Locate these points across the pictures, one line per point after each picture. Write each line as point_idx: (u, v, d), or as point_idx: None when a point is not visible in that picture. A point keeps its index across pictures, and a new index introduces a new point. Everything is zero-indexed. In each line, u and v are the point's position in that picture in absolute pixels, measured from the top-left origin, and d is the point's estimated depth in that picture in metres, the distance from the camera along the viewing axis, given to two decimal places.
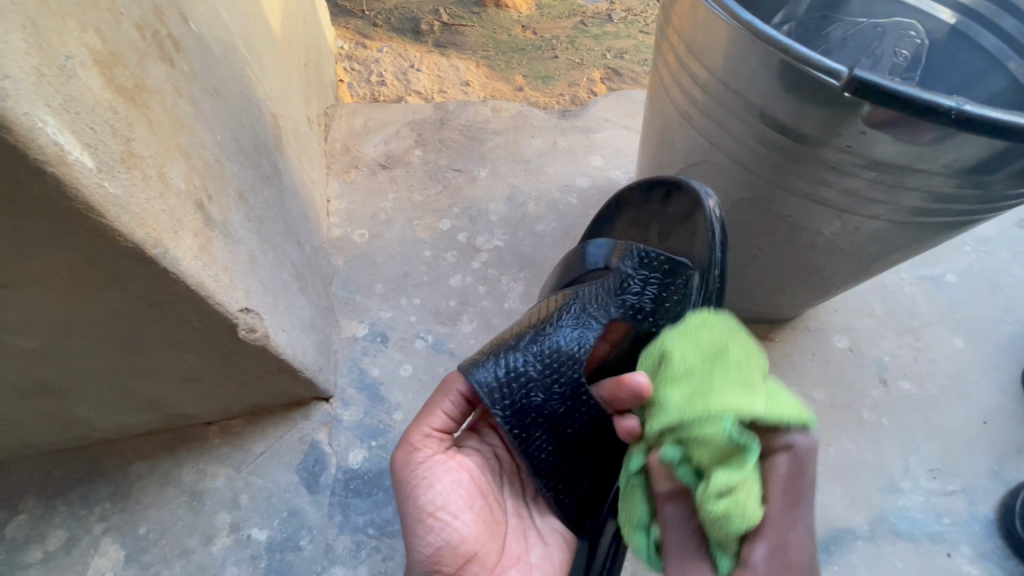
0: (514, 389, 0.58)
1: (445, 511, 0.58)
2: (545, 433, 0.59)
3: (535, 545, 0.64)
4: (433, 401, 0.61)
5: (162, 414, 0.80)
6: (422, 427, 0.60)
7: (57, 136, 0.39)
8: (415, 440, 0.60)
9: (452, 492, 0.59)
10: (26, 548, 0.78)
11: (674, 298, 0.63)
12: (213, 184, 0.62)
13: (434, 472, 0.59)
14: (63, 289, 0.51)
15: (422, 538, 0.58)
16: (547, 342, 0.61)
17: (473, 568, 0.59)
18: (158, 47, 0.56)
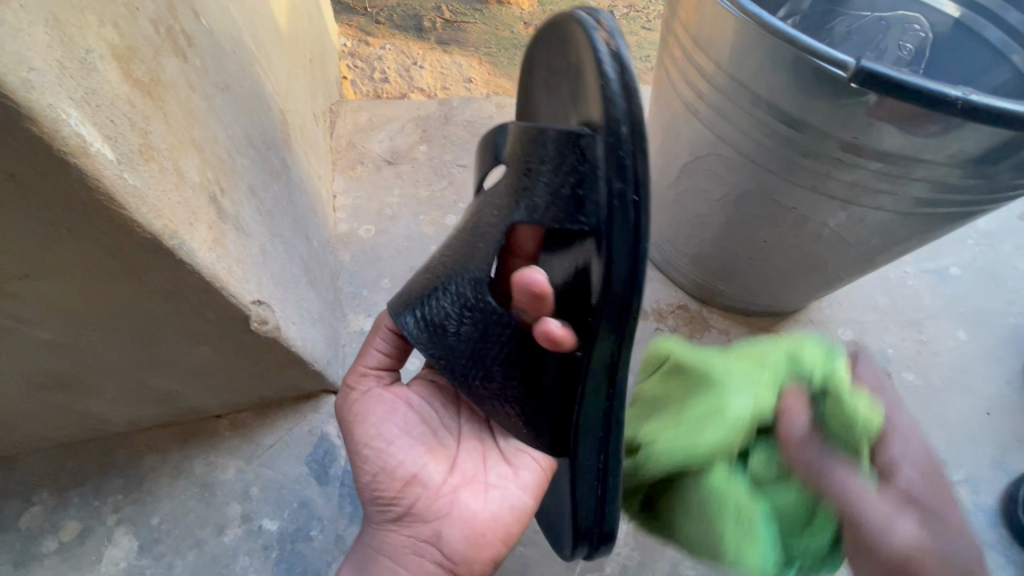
0: (435, 326, 0.55)
1: (380, 437, 0.61)
2: (472, 364, 0.53)
3: (492, 467, 0.63)
4: (368, 339, 0.66)
5: (172, 407, 0.81)
6: (357, 364, 0.65)
7: (79, 128, 0.40)
8: (354, 378, 0.65)
9: (384, 418, 0.62)
10: (41, 539, 0.79)
11: (583, 180, 0.44)
12: (226, 178, 0.63)
13: (371, 400, 0.63)
14: (82, 281, 0.52)
15: (364, 466, 0.61)
16: (458, 265, 0.55)
17: (416, 490, 0.60)
18: (172, 42, 0.57)
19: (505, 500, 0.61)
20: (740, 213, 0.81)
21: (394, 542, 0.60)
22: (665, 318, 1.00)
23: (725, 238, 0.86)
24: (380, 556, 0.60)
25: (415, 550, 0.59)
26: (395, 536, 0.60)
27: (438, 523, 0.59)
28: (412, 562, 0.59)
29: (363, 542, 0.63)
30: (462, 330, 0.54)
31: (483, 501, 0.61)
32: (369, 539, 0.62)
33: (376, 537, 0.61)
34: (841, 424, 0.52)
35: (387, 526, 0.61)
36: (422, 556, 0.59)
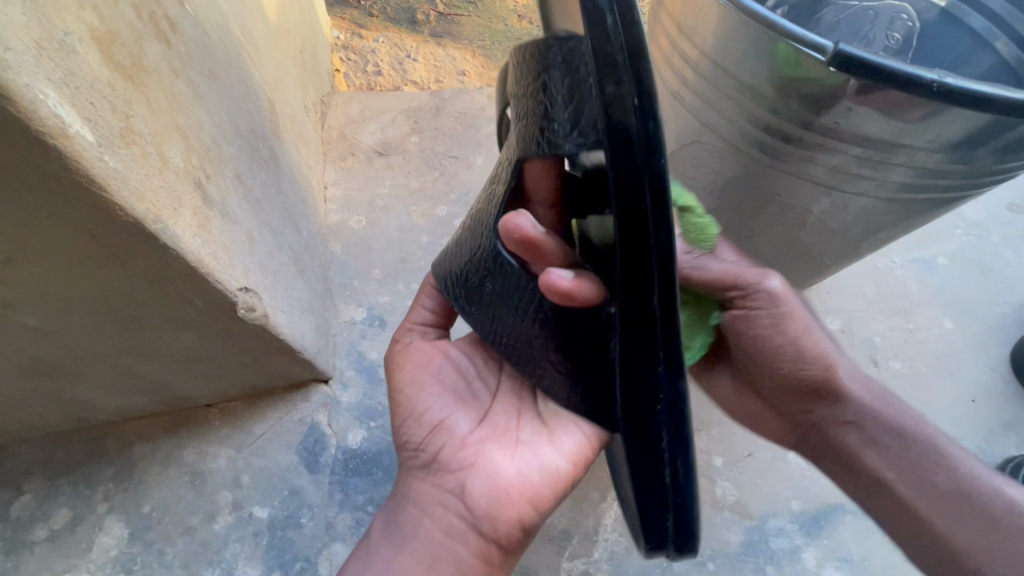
0: (472, 291, 0.58)
1: (413, 384, 0.64)
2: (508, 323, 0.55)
3: (525, 428, 0.63)
4: (417, 298, 0.71)
5: (162, 395, 0.81)
6: (406, 322, 0.70)
7: (57, 109, 0.40)
8: (400, 332, 0.70)
9: (419, 367, 0.65)
10: (32, 527, 0.79)
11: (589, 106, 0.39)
12: (211, 165, 0.63)
13: (410, 350, 0.67)
14: (67, 265, 0.53)
15: (398, 411, 0.64)
16: (485, 220, 0.56)
17: (442, 437, 0.61)
18: (155, 28, 0.57)
19: (535, 458, 0.60)
20: (727, 201, 0.81)
21: (420, 493, 0.61)
22: None
23: None
24: (406, 501, 0.61)
25: (440, 500, 0.59)
26: (420, 485, 0.61)
27: (464, 472, 0.59)
28: (435, 514, 0.59)
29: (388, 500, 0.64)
30: (488, 287, 0.56)
31: (512, 457, 0.60)
32: (397, 491, 0.63)
33: (405, 485, 0.63)
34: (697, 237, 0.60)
35: (413, 476, 0.62)
36: (444, 509, 0.59)
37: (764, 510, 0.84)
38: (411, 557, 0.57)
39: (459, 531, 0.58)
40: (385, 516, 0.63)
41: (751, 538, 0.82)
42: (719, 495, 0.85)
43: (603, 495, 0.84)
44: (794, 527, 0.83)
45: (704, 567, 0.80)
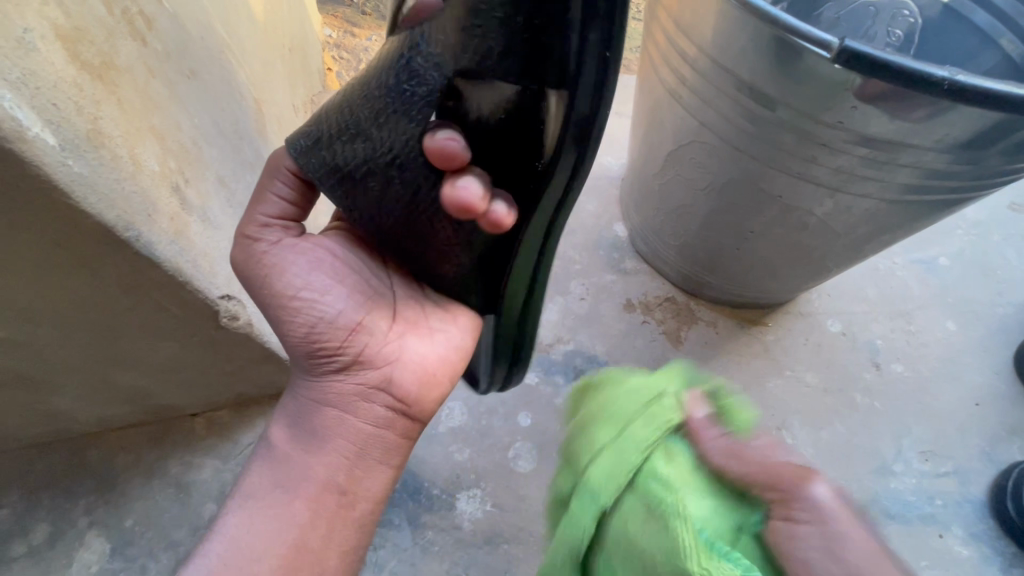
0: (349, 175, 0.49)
1: (309, 289, 0.55)
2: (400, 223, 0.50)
3: (435, 315, 0.60)
4: (257, 191, 0.54)
5: (143, 405, 0.78)
6: (243, 223, 0.55)
7: (15, 111, 0.38)
8: (251, 231, 0.54)
9: (307, 272, 0.55)
10: (10, 542, 0.77)
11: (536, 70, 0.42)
12: (190, 168, 0.60)
13: (282, 259, 0.55)
14: (33, 274, 0.50)
15: (291, 319, 0.55)
16: (364, 101, 0.48)
17: (361, 338, 0.57)
18: (129, 25, 0.54)
19: (446, 339, 0.60)
20: (726, 202, 0.79)
21: (336, 394, 0.57)
22: (652, 311, 0.98)
23: (710, 228, 0.85)
24: (324, 406, 0.57)
25: (361, 396, 0.57)
26: (337, 387, 0.57)
27: (388, 367, 0.58)
28: (359, 410, 0.57)
29: (284, 403, 0.60)
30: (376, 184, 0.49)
31: (428, 345, 0.59)
32: (301, 394, 0.59)
33: (310, 391, 0.58)
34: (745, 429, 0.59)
35: (322, 381, 0.58)
36: (369, 402, 0.58)
37: None
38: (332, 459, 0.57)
39: (385, 418, 0.58)
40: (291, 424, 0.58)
41: None
42: None
43: None
44: None
45: None
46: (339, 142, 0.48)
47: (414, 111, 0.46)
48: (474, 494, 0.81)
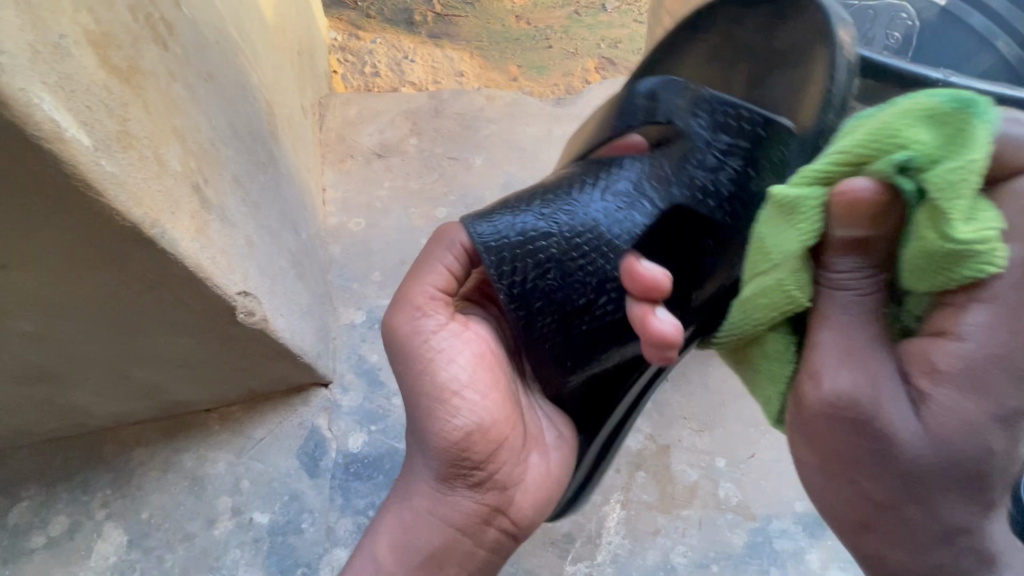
0: (528, 265, 0.51)
1: (472, 391, 0.53)
2: (553, 323, 0.52)
3: (549, 426, 0.59)
4: (429, 265, 0.54)
5: (159, 401, 0.80)
6: (410, 296, 0.54)
7: (53, 113, 0.40)
8: (421, 302, 0.54)
9: (464, 367, 0.53)
10: (30, 534, 0.79)
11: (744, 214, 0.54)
12: (209, 168, 0.62)
13: (451, 348, 0.54)
14: (61, 270, 0.52)
15: (446, 421, 0.53)
16: (562, 201, 0.53)
17: (501, 455, 0.55)
18: (151, 30, 0.56)
19: (554, 461, 0.59)
20: None
21: (456, 514, 0.55)
22: None
23: None
24: (444, 522, 0.55)
25: (481, 517, 0.56)
26: (456, 505, 0.55)
27: (511, 489, 0.56)
28: (473, 531, 0.56)
29: (391, 500, 0.58)
30: (546, 284, 0.52)
31: (545, 462, 0.58)
32: (413, 499, 0.56)
33: (425, 501, 0.56)
34: (925, 265, 0.42)
35: (444, 490, 0.55)
36: (483, 527, 0.56)
37: (767, 511, 0.81)
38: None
39: (495, 538, 0.57)
40: (398, 538, 0.56)
41: (754, 540, 0.80)
42: (722, 497, 0.82)
43: (605, 497, 0.82)
44: (797, 528, 0.80)
45: (708, 569, 0.78)
46: (528, 241, 0.52)
47: (618, 220, 0.52)
48: None
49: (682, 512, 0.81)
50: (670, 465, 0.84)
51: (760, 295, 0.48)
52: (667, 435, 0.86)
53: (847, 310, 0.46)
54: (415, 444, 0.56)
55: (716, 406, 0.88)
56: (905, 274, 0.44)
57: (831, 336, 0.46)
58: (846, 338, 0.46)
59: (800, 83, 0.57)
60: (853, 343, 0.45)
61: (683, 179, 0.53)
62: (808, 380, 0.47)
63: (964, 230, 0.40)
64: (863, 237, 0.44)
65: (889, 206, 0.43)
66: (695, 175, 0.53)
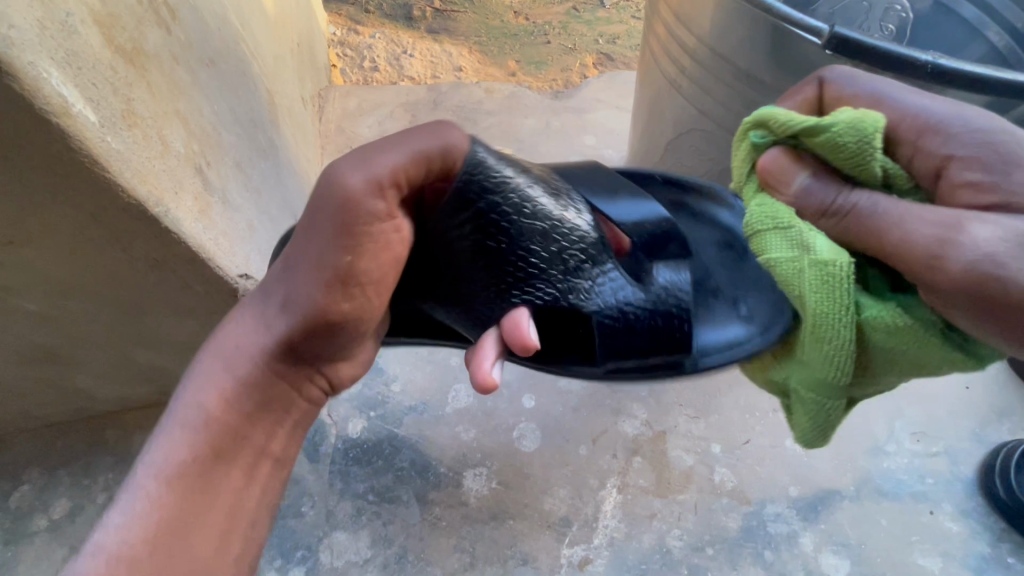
0: (471, 241, 0.51)
1: (370, 288, 0.50)
2: (451, 293, 0.54)
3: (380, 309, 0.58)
4: (418, 150, 0.47)
5: (162, 385, 0.81)
6: (377, 165, 0.46)
7: (60, 88, 0.41)
8: (382, 180, 0.46)
9: (380, 265, 0.49)
10: (32, 517, 0.79)
11: (608, 344, 0.51)
12: (211, 151, 0.63)
13: (382, 241, 0.49)
14: (66, 247, 0.53)
15: (336, 302, 0.49)
16: (530, 230, 0.51)
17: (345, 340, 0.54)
18: (155, 14, 0.57)
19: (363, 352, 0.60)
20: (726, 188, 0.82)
21: (285, 372, 0.53)
22: None
23: None
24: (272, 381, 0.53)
25: (302, 381, 0.55)
26: (288, 366, 0.53)
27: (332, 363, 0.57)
28: (295, 385, 0.55)
29: (219, 347, 0.51)
30: (464, 266, 0.53)
31: (361, 349, 0.59)
32: (248, 345, 0.51)
33: (266, 351, 0.51)
34: (846, 152, 0.46)
35: (280, 353, 0.51)
36: (306, 385, 0.56)
37: (761, 496, 0.82)
38: (265, 427, 0.54)
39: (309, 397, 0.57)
40: (234, 385, 0.51)
41: (749, 524, 0.80)
42: (717, 482, 0.83)
43: (602, 482, 0.83)
44: (791, 512, 0.81)
45: (704, 552, 0.79)
46: (483, 230, 0.51)
47: (553, 275, 0.52)
48: (481, 472, 0.84)
49: (677, 496, 0.82)
50: (667, 450, 0.85)
51: (814, 301, 0.47)
52: (664, 421, 0.87)
53: (876, 200, 0.46)
54: (275, 296, 0.50)
55: (710, 393, 0.90)
56: (855, 169, 0.47)
57: (902, 226, 0.44)
58: (912, 214, 0.44)
59: (731, 342, 0.56)
60: (924, 212, 0.43)
61: (606, 300, 0.52)
62: (932, 266, 0.43)
63: (839, 119, 0.46)
64: (811, 175, 0.48)
65: (795, 154, 0.49)
66: (613, 301, 0.52)
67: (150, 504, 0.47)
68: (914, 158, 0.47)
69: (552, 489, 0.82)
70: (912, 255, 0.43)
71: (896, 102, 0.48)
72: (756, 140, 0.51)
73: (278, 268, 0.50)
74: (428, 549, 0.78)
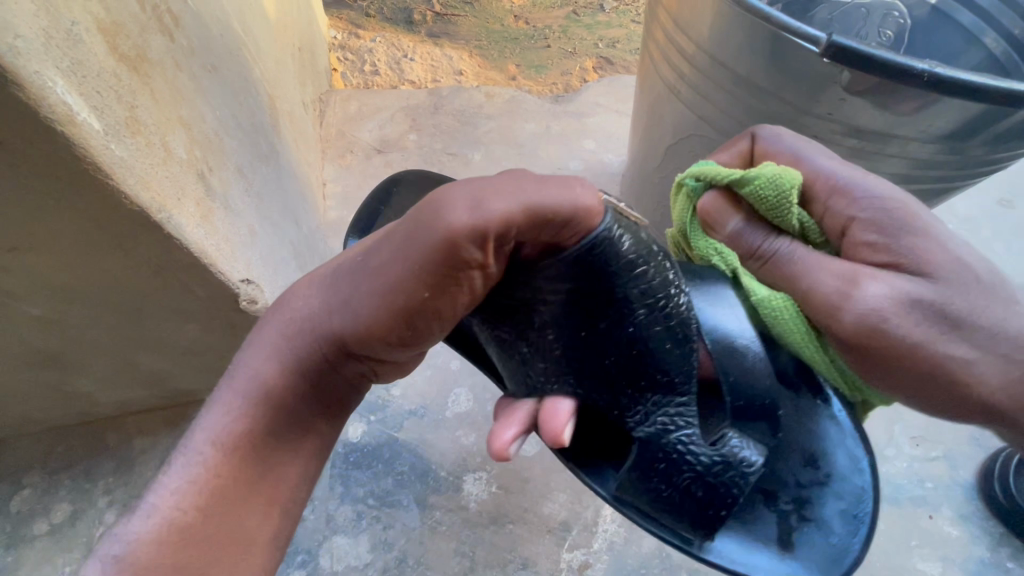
0: (560, 319, 0.43)
1: (432, 326, 0.40)
2: (517, 346, 0.45)
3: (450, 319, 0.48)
4: (541, 204, 0.36)
5: (163, 389, 0.81)
6: (491, 208, 0.34)
7: (65, 96, 0.42)
8: (486, 226, 0.35)
9: (454, 306, 0.39)
10: (33, 521, 0.79)
11: (649, 473, 0.46)
12: (213, 157, 0.63)
13: (464, 287, 0.38)
14: (69, 253, 0.53)
15: (389, 333, 0.40)
16: (639, 331, 0.44)
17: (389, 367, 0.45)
18: (158, 21, 0.57)
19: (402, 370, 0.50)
20: None
21: (320, 380, 0.44)
22: None
23: None
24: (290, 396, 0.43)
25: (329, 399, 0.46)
26: (347, 367, 0.44)
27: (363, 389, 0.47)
28: (346, 394, 0.46)
29: (290, 318, 0.43)
30: (544, 332, 0.44)
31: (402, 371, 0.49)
32: (312, 327, 0.42)
33: (309, 358, 0.42)
34: (763, 207, 0.52)
35: (337, 355, 0.42)
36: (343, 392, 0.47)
37: None
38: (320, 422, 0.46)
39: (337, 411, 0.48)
40: (292, 366, 0.43)
41: None
42: None
43: None
44: None
45: None
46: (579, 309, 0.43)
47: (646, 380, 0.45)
48: (480, 476, 0.84)
49: None
50: None
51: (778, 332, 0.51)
52: None
53: (794, 249, 0.52)
54: (344, 288, 0.41)
55: None
56: (776, 219, 0.53)
57: (810, 277, 0.50)
58: (823, 267, 0.49)
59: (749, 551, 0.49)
60: (831, 265, 0.49)
61: (670, 432, 0.46)
62: (831, 317, 0.49)
63: (762, 172, 0.51)
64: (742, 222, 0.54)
65: (731, 198, 0.54)
66: (677, 437, 0.46)
67: (206, 471, 0.41)
68: (825, 216, 0.53)
69: (552, 493, 0.83)
70: (819, 303, 0.49)
71: (812, 163, 0.53)
72: (690, 186, 0.56)
73: (358, 256, 0.41)
74: (428, 554, 0.79)
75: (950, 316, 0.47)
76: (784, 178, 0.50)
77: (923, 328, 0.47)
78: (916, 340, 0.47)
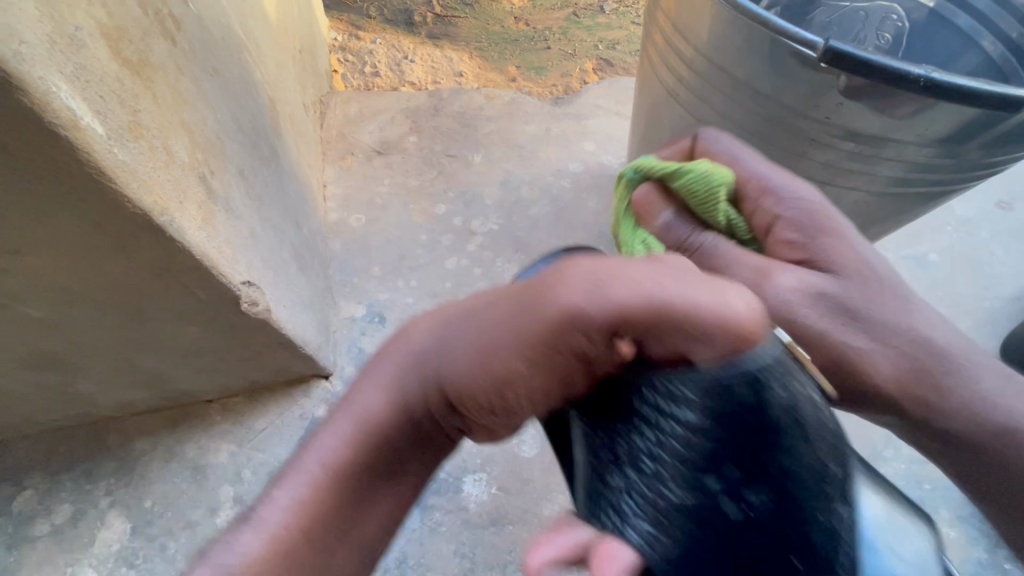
0: (672, 449, 0.34)
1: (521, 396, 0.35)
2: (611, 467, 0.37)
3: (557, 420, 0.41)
4: (683, 305, 0.30)
5: (164, 390, 0.81)
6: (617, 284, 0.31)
7: (69, 101, 0.42)
8: (603, 299, 0.31)
9: (547, 378, 0.34)
10: (34, 522, 0.80)
11: None
12: (214, 160, 0.63)
13: (566, 354, 0.33)
14: (72, 256, 0.54)
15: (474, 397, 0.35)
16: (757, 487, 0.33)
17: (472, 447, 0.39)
18: (160, 26, 0.58)
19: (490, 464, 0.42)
20: None
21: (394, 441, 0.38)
22: None
23: None
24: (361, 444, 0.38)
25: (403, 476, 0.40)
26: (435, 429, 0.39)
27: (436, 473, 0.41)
28: (442, 450, 0.41)
29: (409, 352, 0.39)
30: (642, 458, 0.35)
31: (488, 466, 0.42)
32: (422, 366, 0.37)
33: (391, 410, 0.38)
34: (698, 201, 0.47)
35: (438, 408, 0.37)
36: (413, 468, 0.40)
37: None
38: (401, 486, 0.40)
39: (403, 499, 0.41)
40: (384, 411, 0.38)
41: None
42: None
43: None
44: None
45: None
46: (729, 455, 0.33)
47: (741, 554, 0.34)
48: (480, 478, 0.84)
49: None
50: None
51: None
52: None
53: (719, 242, 0.46)
54: (455, 340, 0.37)
55: None
56: (705, 216, 0.48)
57: (724, 269, 0.45)
58: (733, 260, 0.45)
59: None
60: (744, 257, 0.46)
61: None
62: None
63: (697, 167, 0.47)
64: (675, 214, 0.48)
65: (664, 192, 0.49)
66: None
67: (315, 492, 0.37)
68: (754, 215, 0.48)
69: (552, 494, 0.83)
70: None
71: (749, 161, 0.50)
72: (630, 176, 0.50)
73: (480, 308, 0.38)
74: (428, 555, 0.79)
75: (860, 309, 0.45)
76: (721, 176, 0.47)
77: (829, 320, 0.45)
78: (822, 334, 0.45)
